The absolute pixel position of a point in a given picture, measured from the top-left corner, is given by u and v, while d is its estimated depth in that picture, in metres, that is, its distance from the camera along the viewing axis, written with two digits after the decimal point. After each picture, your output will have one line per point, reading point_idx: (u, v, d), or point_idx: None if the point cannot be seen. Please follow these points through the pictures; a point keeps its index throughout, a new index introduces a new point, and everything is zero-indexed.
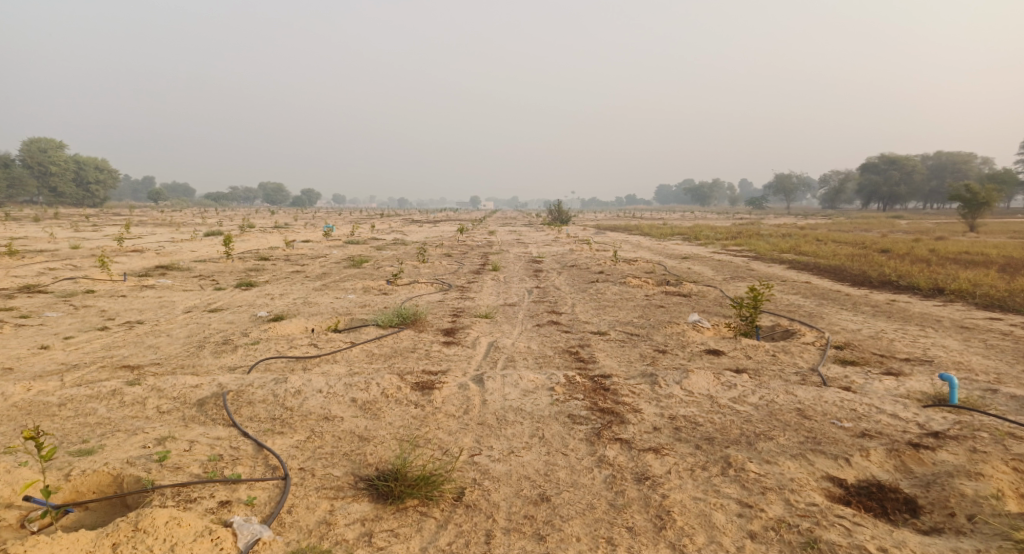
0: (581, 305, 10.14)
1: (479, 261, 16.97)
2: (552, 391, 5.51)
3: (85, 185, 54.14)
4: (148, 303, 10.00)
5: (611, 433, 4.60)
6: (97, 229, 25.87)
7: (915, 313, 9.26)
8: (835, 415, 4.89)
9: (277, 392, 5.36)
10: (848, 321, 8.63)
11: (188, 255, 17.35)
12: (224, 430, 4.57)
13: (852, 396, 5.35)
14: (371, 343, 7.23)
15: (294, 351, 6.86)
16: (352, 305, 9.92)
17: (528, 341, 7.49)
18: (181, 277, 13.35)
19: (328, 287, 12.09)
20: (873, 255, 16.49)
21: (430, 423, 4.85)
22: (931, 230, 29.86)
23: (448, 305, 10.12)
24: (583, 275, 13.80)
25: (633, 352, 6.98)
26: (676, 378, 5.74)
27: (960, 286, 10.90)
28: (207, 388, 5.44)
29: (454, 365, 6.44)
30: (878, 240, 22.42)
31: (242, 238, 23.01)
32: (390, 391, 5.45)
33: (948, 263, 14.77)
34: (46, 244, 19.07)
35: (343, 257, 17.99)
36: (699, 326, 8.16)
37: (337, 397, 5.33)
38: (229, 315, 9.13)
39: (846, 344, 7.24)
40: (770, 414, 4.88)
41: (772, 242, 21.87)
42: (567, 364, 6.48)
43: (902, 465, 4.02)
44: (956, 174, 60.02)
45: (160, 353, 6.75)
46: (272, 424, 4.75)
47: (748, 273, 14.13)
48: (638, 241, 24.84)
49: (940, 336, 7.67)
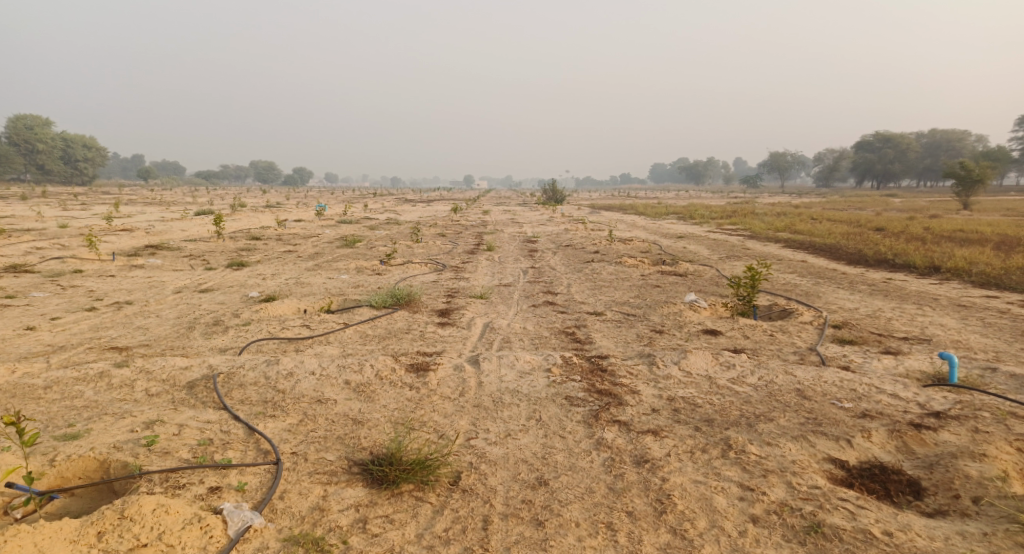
0: (577, 285, 10.04)
1: (474, 241, 16.82)
2: (549, 372, 5.43)
3: (73, 163, 53.28)
4: (138, 284, 9.82)
5: (609, 415, 4.53)
6: (85, 208, 25.47)
7: (911, 291, 9.22)
8: (835, 395, 4.84)
9: (268, 375, 5.25)
10: (845, 300, 8.58)
11: (178, 235, 17.09)
12: (215, 413, 4.47)
13: (851, 376, 5.30)
14: (365, 324, 7.12)
15: (287, 332, 6.74)
16: (345, 285, 9.79)
17: (524, 322, 7.40)
18: (171, 256, 13.15)
19: (321, 267, 11.92)
20: (868, 234, 16.42)
21: (425, 406, 4.77)
22: (924, 207, 29.83)
23: (442, 285, 10.00)
24: (578, 255, 13.68)
25: (630, 333, 6.90)
26: (674, 358, 5.67)
27: (956, 264, 10.87)
28: (197, 370, 5.32)
29: (449, 346, 6.35)
30: (873, 218, 22.36)
31: (234, 217, 22.74)
32: (384, 373, 5.36)
33: (943, 241, 14.72)
34: (34, 223, 18.76)
35: (335, 236, 17.76)
36: (696, 306, 8.09)
37: (330, 379, 5.23)
38: (220, 295, 8.98)
39: (844, 324, 7.19)
40: (770, 395, 4.83)
41: (768, 221, 21.77)
42: (564, 345, 6.39)
43: (903, 446, 3.98)
44: (951, 152, 59.91)
45: (150, 334, 6.62)
46: (263, 407, 4.65)
47: (744, 252, 14.06)
48: (633, 220, 24.71)
49: (938, 315, 7.64)
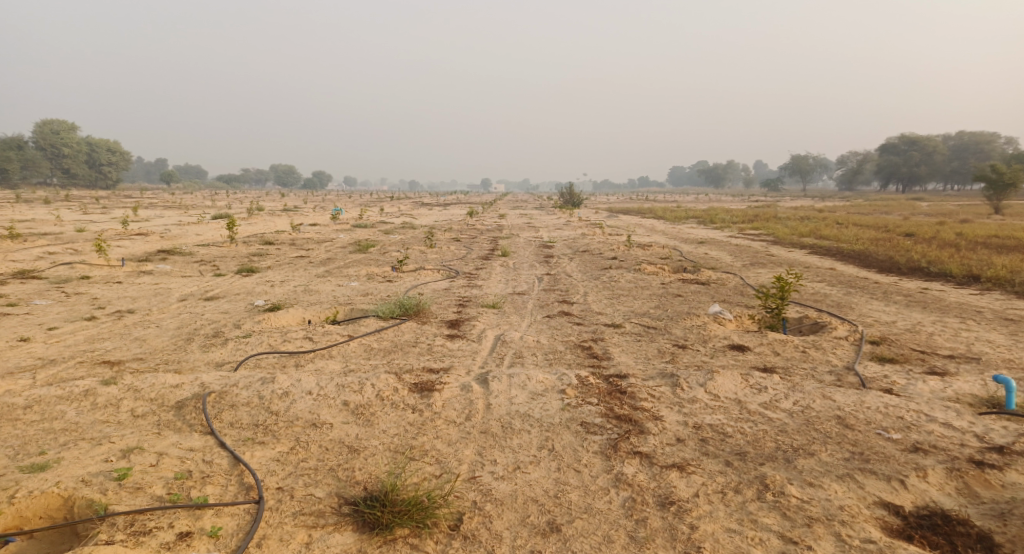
0: (594, 294, 9.59)
1: (488, 246, 16.48)
2: (562, 393, 5.01)
3: (97, 167, 54.14)
4: (143, 291, 9.61)
5: (629, 446, 4.11)
6: (105, 212, 25.50)
7: (952, 303, 8.61)
8: (880, 423, 4.33)
9: (262, 394, 4.91)
10: (880, 312, 8.02)
11: (193, 240, 16.97)
12: (200, 439, 4.19)
13: (897, 401, 4.78)
14: (371, 337, 6.77)
15: (288, 345, 6.42)
16: (353, 293, 9.45)
17: (537, 335, 6.98)
18: (182, 261, 12.96)
19: (330, 274, 11.62)
20: (899, 240, 15.72)
21: (428, 432, 4.39)
22: (953, 212, 28.78)
23: (454, 294, 9.62)
24: (596, 262, 13.21)
25: (650, 348, 6.44)
26: (699, 380, 5.20)
27: (997, 273, 10.20)
28: (189, 388, 5.00)
29: (457, 362, 5.96)
30: (900, 223, 21.53)
31: (249, 221, 22.69)
32: (386, 393, 4.98)
33: (978, 248, 14.00)
34: (53, 226, 18.78)
35: (349, 241, 17.54)
36: (720, 319, 7.59)
37: (328, 400, 4.87)
38: (225, 304, 8.71)
39: (882, 339, 6.64)
40: (807, 423, 4.34)
41: (791, 225, 21.10)
42: (579, 362, 5.96)
43: (966, 488, 3.49)
44: (980, 155, 58.21)
45: (146, 347, 6.34)
46: (253, 432, 4.33)
47: (768, 259, 13.50)
48: (652, 224, 24.21)
49: (985, 330, 7.04)
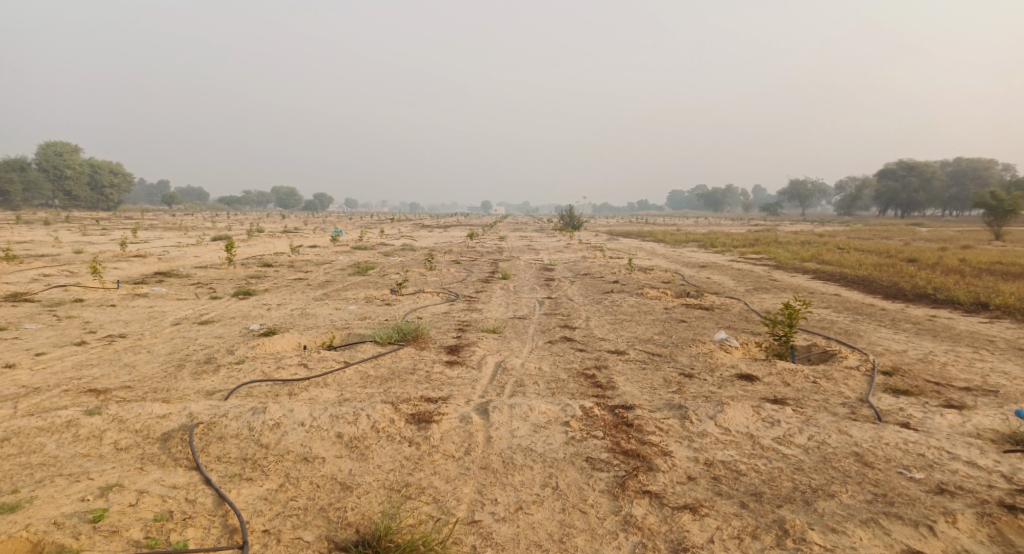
0: (596, 318, 9.40)
1: (489, 269, 16.33)
2: (566, 426, 4.79)
3: (99, 190, 54.37)
4: (137, 314, 9.43)
5: (637, 484, 3.90)
6: (104, 234, 25.40)
7: (963, 331, 8.42)
8: (901, 461, 4.11)
9: (252, 425, 4.70)
10: (890, 340, 7.83)
11: (191, 261, 16.83)
12: (184, 474, 3.99)
13: (917, 437, 4.56)
14: (368, 364, 6.57)
15: (282, 372, 6.20)
16: (351, 318, 9.26)
17: (539, 362, 6.78)
18: (178, 284, 12.80)
19: (328, 297, 11.44)
20: (902, 265, 15.58)
21: (425, 467, 4.18)
22: (954, 238, 28.67)
23: (453, 318, 9.44)
24: (597, 285, 13.05)
25: (656, 377, 6.23)
26: (709, 412, 4.98)
27: (1006, 301, 10.02)
28: (176, 418, 4.79)
29: (456, 391, 5.75)
30: (902, 248, 21.41)
31: (249, 242, 22.58)
32: (382, 425, 4.76)
33: (983, 274, 13.86)
34: (51, 248, 18.63)
35: (349, 263, 17.43)
36: (726, 347, 7.39)
37: (321, 432, 4.65)
38: (219, 328, 8.51)
39: (895, 370, 6.44)
40: (825, 461, 4.13)
41: (793, 250, 21.01)
42: (583, 391, 5.74)
43: (1000, 535, 3.28)
44: (978, 181, 58.46)
45: (135, 374, 6.13)
46: (241, 467, 4.13)
47: (771, 284, 13.34)
48: (653, 248, 24.13)
49: (999, 360, 6.84)
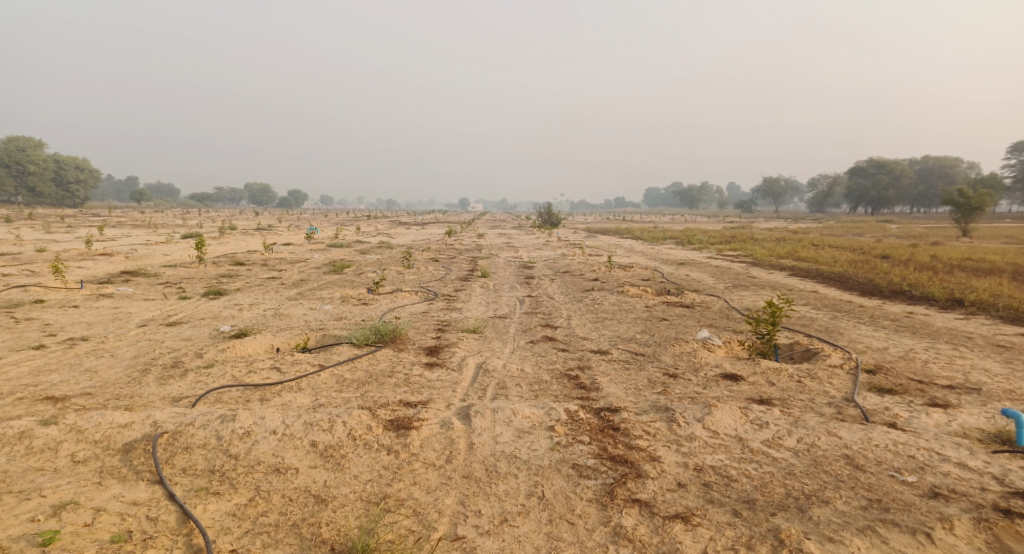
0: (577, 317, 9.27)
1: (468, 267, 16.13)
2: (551, 431, 4.63)
3: (64, 186, 52.66)
4: (101, 316, 9.00)
5: (626, 492, 3.79)
6: (69, 231, 24.57)
7: (940, 328, 8.50)
8: (892, 464, 4.08)
9: (221, 434, 4.44)
10: (871, 338, 7.84)
11: (160, 260, 16.27)
12: (146, 489, 3.72)
13: (905, 437, 4.52)
14: (344, 367, 6.33)
15: (253, 377, 5.93)
16: (327, 318, 8.98)
17: (521, 363, 6.61)
18: (146, 284, 12.32)
19: (303, 297, 11.11)
20: (876, 262, 15.78)
21: (404, 477, 3.99)
22: (924, 234, 29.25)
23: (432, 318, 9.21)
24: (577, 283, 12.94)
25: (640, 377, 6.11)
26: (696, 414, 4.87)
27: (980, 297, 10.16)
28: (139, 427, 4.50)
29: (436, 395, 5.55)
30: (875, 245, 21.78)
31: (221, 240, 21.97)
32: (358, 432, 4.54)
33: (955, 271, 14.09)
34: (11, 247, 17.83)
35: (324, 261, 17.04)
36: (710, 346, 7.32)
37: (294, 441, 4.41)
38: (188, 330, 8.16)
39: (878, 368, 6.42)
40: (815, 465, 4.07)
41: (770, 246, 21.22)
42: (567, 394, 5.59)
43: (996, 541, 3.26)
44: (944, 179, 59.90)
45: (96, 379, 5.81)
46: (209, 480, 3.88)
47: (750, 281, 13.38)
48: (632, 245, 24.17)
49: (979, 358, 6.88)
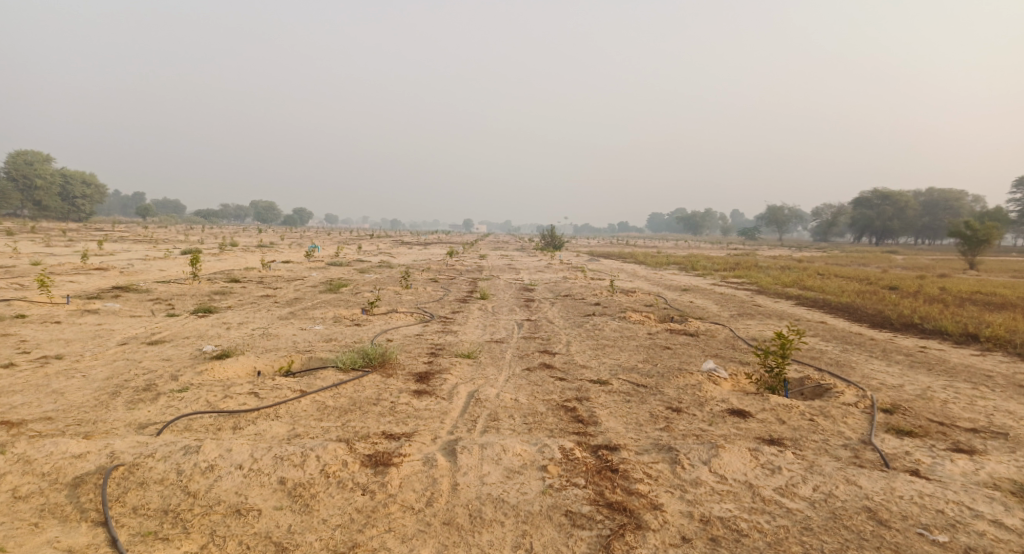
0: (577, 344, 8.88)
1: (467, 288, 15.84)
2: (544, 471, 4.24)
3: (70, 199, 52.91)
4: (82, 333, 8.66)
5: (624, 547, 3.41)
6: (69, 244, 24.59)
7: (957, 365, 8.09)
8: (920, 520, 3.69)
9: (182, 467, 4.05)
10: (885, 374, 7.42)
11: (154, 276, 15.97)
12: (87, 533, 3.40)
13: (932, 487, 4.13)
14: (326, 393, 5.95)
15: (228, 402, 5.55)
16: (316, 340, 8.61)
17: (515, 392, 6.21)
18: (135, 299, 12.00)
19: (294, 316, 10.76)
20: (884, 293, 15.41)
21: (379, 522, 3.61)
22: (930, 266, 28.85)
23: (426, 341, 8.83)
24: (578, 308, 12.57)
25: (642, 412, 5.71)
26: (702, 455, 4.47)
27: (997, 333, 9.75)
28: (94, 458, 4.13)
29: (422, 426, 5.15)
30: (883, 276, 21.44)
31: (220, 257, 21.73)
32: (333, 468, 4.14)
33: (967, 304, 13.68)
34: (6, 259, 17.60)
35: (321, 280, 16.76)
36: (715, 378, 6.92)
37: (261, 477, 4.02)
38: (169, 350, 7.79)
39: (895, 408, 6.01)
40: (834, 518, 3.69)
41: (774, 274, 20.89)
42: (563, 428, 5.19)
43: None
44: (949, 211, 59.71)
45: (62, 402, 5.46)
46: (160, 522, 3.53)
47: (755, 309, 13.00)
48: (635, 270, 23.87)
49: (1002, 399, 6.46)
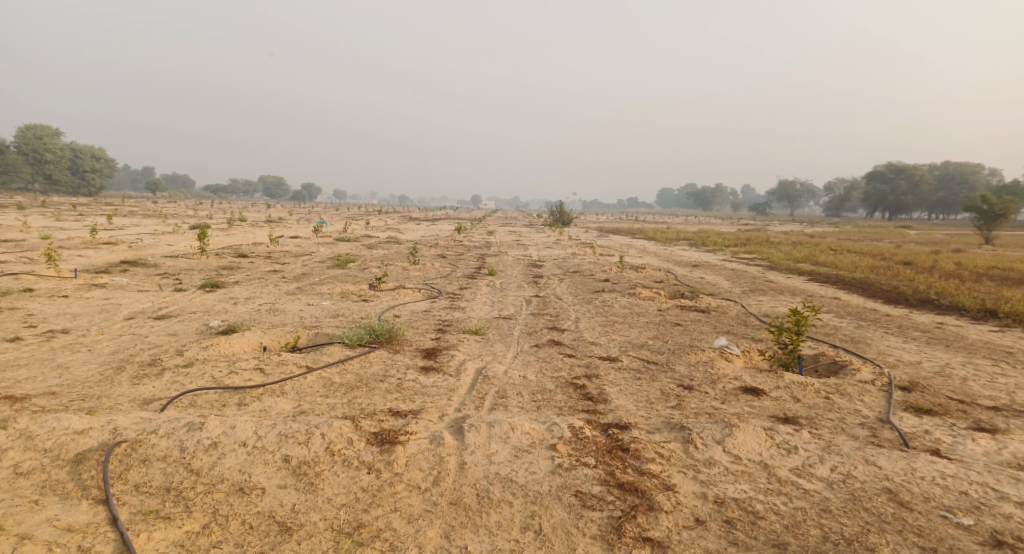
0: (586, 320, 8.74)
1: (475, 263, 15.71)
2: (553, 450, 4.13)
3: (80, 174, 52.97)
4: (89, 307, 8.62)
5: (636, 529, 3.32)
6: (80, 219, 24.63)
7: (976, 341, 7.89)
8: (943, 502, 3.56)
9: (185, 445, 3.98)
10: (903, 350, 7.24)
11: (162, 250, 15.93)
12: (88, 511, 3.35)
13: (954, 467, 3.99)
14: (333, 369, 5.87)
15: (234, 378, 5.49)
16: (322, 316, 8.53)
17: (523, 369, 6.11)
18: (143, 274, 11.97)
19: (302, 291, 10.69)
20: (899, 268, 15.11)
21: (384, 502, 3.53)
22: (944, 242, 28.31)
23: (433, 317, 8.73)
24: (587, 284, 12.40)
25: (653, 389, 5.58)
26: (716, 435, 4.34)
27: (1017, 309, 9.50)
28: (96, 433, 4.07)
29: (429, 404, 5.06)
30: (897, 251, 21.06)
31: (229, 232, 21.69)
32: (338, 447, 4.06)
33: (984, 280, 13.38)
34: (16, 233, 17.62)
35: (329, 255, 16.67)
36: (727, 354, 6.77)
37: (265, 455, 3.95)
38: (175, 325, 7.74)
39: (913, 385, 5.84)
40: (853, 500, 3.56)
41: (786, 250, 20.60)
42: (572, 406, 5.08)
43: None
44: (966, 186, 58.52)
45: (67, 376, 5.42)
46: (162, 501, 3.47)
47: (767, 285, 12.79)
48: (644, 245, 23.64)
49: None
